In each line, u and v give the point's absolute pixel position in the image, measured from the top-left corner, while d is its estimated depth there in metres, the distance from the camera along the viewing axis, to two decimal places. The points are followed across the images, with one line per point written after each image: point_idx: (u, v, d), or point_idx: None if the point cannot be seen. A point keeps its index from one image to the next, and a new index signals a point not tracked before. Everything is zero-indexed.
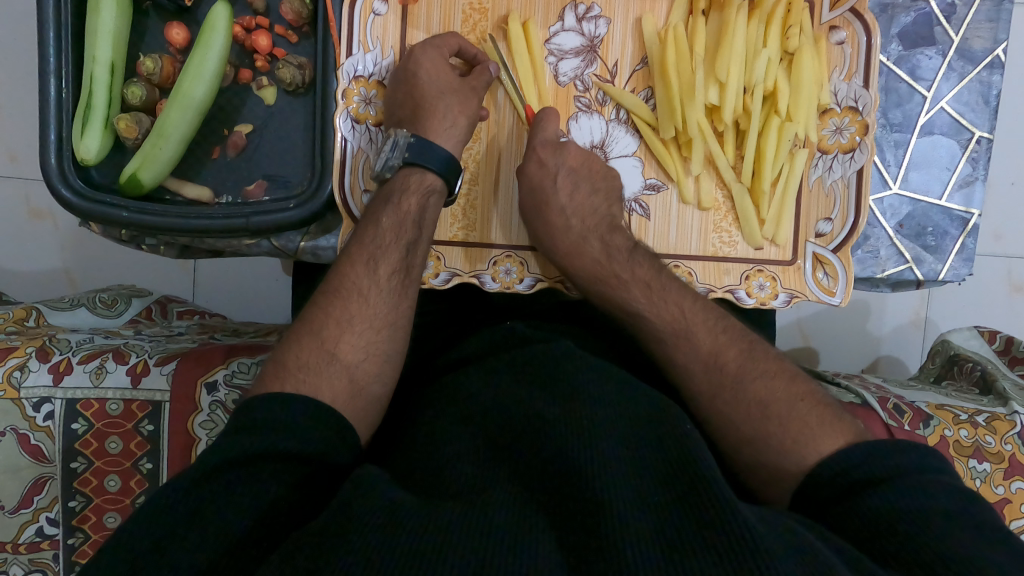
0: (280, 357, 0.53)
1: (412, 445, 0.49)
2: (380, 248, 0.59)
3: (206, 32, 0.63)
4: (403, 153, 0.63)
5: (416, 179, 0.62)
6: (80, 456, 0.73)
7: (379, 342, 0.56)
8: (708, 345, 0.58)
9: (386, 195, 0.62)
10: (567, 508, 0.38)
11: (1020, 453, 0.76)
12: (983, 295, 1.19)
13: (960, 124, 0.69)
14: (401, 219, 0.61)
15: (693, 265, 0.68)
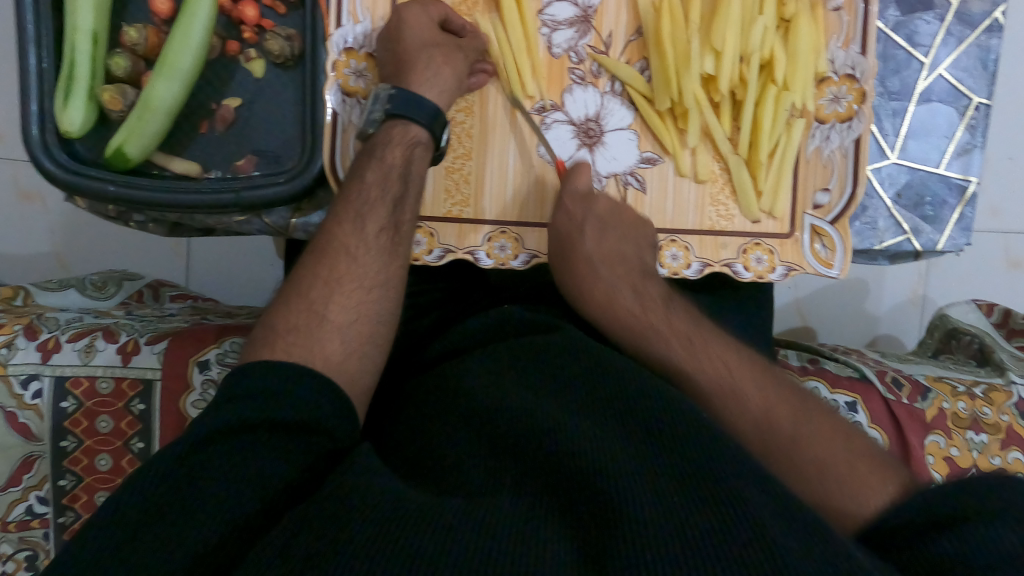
0: (271, 322, 0.54)
1: (417, 428, 0.49)
2: (367, 204, 0.58)
3: (191, 1, 0.62)
4: (385, 105, 0.61)
5: (399, 130, 0.60)
6: (70, 435, 0.72)
7: (370, 302, 0.56)
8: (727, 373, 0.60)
9: (369, 150, 0.60)
10: (570, 493, 0.39)
11: (1016, 423, 0.77)
12: (981, 271, 1.19)
13: (959, 91, 0.68)
14: (385, 176, 0.59)
15: (689, 239, 0.67)
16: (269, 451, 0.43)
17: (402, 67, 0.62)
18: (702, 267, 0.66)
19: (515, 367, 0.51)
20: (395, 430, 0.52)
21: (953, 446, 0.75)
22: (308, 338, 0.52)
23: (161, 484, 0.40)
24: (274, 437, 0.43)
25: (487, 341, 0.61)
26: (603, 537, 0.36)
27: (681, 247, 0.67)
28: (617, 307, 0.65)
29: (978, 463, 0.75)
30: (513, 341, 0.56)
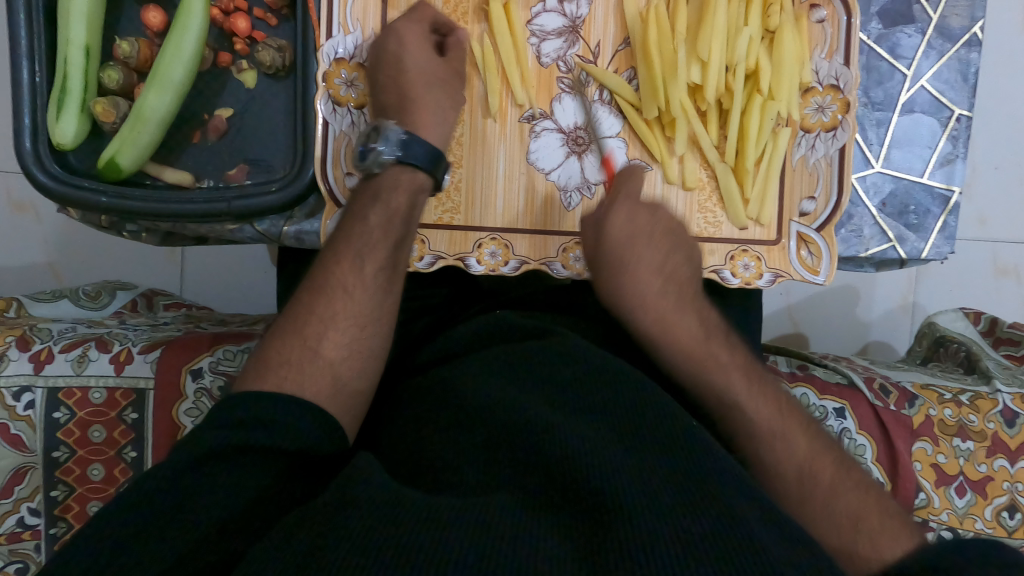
0: (263, 354, 0.53)
1: (407, 433, 0.49)
2: (367, 246, 0.58)
3: (183, 14, 0.63)
4: (396, 150, 0.61)
5: (407, 177, 0.61)
6: (63, 445, 0.72)
7: (364, 339, 0.55)
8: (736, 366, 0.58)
9: (374, 192, 0.60)
10: (568, 494, 0.39)
11: (1002, 432, 0.77)
12: (970, 278, 1.20)
13: (941, 102, 0.69)
14: (389, 215, 0.59)
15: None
16: (254, 464, 0.43)
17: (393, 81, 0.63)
18: None
19: (504, 369, 0.51)
20: (385, 436, 0.52)
21: (939, 453, 0.76)
22: (299, 361, 0.51)
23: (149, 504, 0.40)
24: (262, 451, 0.43)
25: (478, 348, 0.61)
26: (602, 539, 0.36)
27: None
28: (641, 276, 0.62)
29: (964, 470, 0.75)
30: (500, 348, 0.56)
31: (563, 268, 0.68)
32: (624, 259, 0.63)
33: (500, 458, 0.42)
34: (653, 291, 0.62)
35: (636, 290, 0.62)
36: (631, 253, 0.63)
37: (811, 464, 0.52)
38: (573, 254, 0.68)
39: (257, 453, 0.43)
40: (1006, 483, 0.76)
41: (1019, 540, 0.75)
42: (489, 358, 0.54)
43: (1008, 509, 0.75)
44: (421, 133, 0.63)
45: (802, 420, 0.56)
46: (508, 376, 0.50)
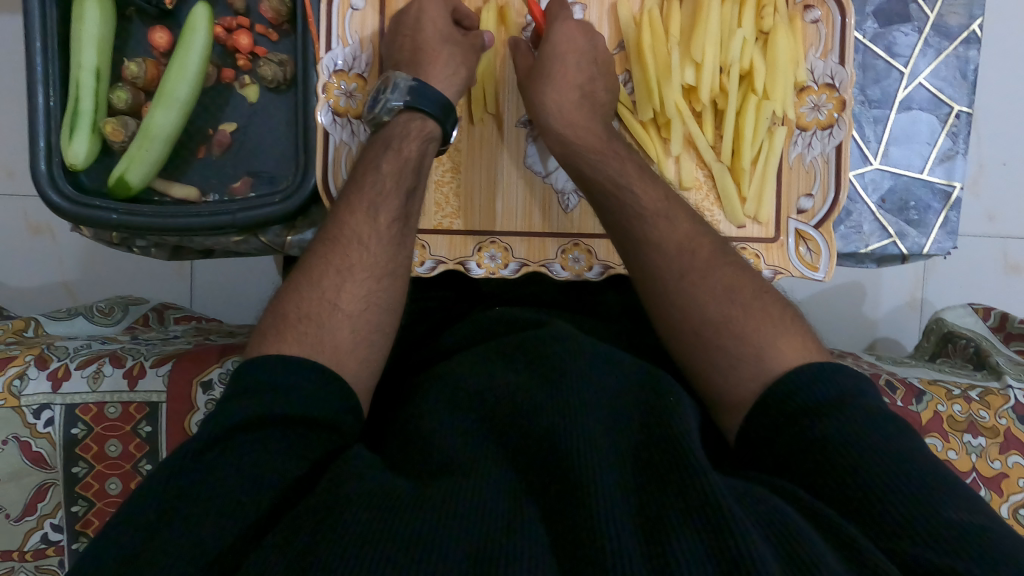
0: (280, 309, 0.52)
1: (398, 426, 0.50)
2: (380, 195, 0.58)
3: (186, 32, 0.64)
4: (404, 95, 0.62)
5: (417, 124, 0.62)
6: (81, 460, 0.74)
7: (380, 292, 0.55)
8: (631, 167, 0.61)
9: (385, 142, 0.61)
10: (553, 481, 0.39)
11: (1014, 427, 0.76)
12: (980, 275, 1.19)
13: (939, 99, 0.69)
14: (401, 165, 0.60)
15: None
16: (270, 442, 0.43)
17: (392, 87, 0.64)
18: None
19: (493, 360, 0.52)
20: (383, 430, 0.54)
21: (950, 449, 0.75)
22: (309, 333, 0.50)
23: (166, 486, 0.40)
24: (273, 428, 0.44)
25: (473, 341, 0.62)
26: (571, 511, 0.37)
27: None
28: (563, 90, 0.63)
29: (977, 467, 0.74)
30: (492, 343, 0.57)
31: (563, 269, 0.68)
32: (552, 72, 0.64)
33: (491, 442, 0.43)
34: (571, 102, 0.64)
35: (558, 99, 0.63)
36: (560, 69, 0.63)
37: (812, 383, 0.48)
38: (572, 255, 0.68)
39: (272, 429, 0.44)
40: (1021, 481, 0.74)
41: None
42: (486, 353, 0.54)
43: None
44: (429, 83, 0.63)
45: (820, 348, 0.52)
46: (501, 366, 0.50)
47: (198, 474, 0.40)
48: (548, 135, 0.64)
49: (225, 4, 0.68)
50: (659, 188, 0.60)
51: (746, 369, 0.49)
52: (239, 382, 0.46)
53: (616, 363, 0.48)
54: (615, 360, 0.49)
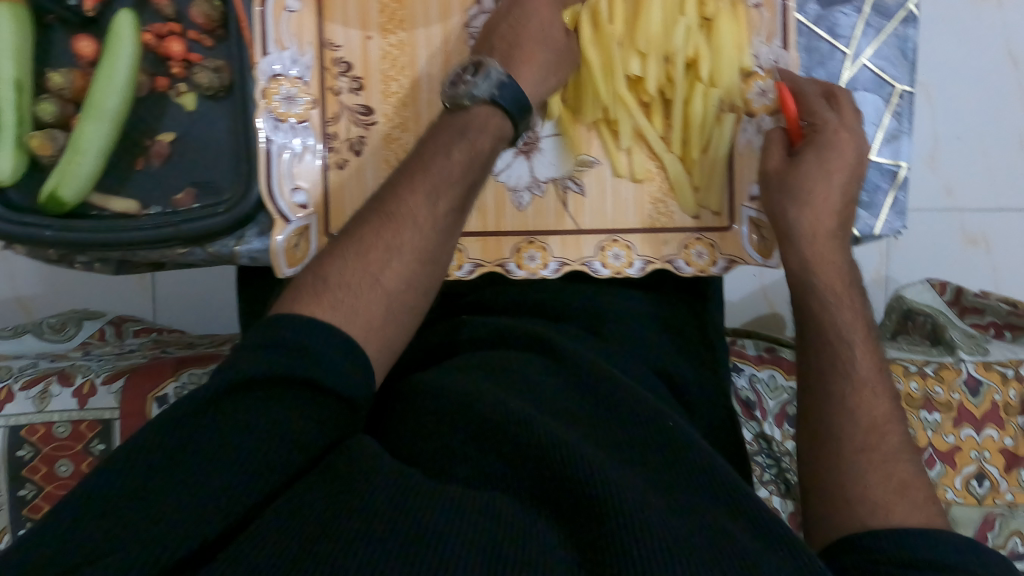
0: (324, 271, 0.54)
1: (400, 426, 0.54)
2: (444, 182, 0.57)
3: (112, 41, 0.62)
4: (493, 89, 0.59)
5: (495, 119, 0.59)
6: (29, 482, 0.74)
7: (421, 276, 0.56)
8: (837, 271, 0.62)
9: (459, 128, 0.58)
10: (572, 507, 0.45)
11: (966, 401, 0.84)
12: (942, 249, 1.21)
13: (882, 79, 0.69)
14: (472, 155, 0.58)
15: (631, 238, 0.66)
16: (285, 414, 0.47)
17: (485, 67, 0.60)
18: (644, 264, 0.66)
19: (507, 378, 0.56)
20: (382, 427, 0.57)
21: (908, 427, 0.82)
22: (345, 302, 0.52)
23: (133, 474, 0.43)
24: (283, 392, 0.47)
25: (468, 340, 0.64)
26: (589, 534, 0.43)
27: (623, 246, 0.66)
28: (822, 212, 0.61)
29: (932, 442, 0.83)
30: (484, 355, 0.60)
31: (518, 268, 0.66)
32: (814, 191, 0.61)
33: (519, 476, 0.47)
34: (827, 226, 0.62)
35: (814, 222, 0.61)
36: (821, 194, 0.61)
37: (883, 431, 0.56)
38: (528, 253, 0.66)
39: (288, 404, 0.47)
40: (971, 452, 0.83)
41: (988, 507, 0.83)
42: (488, 361, 0.59)
43: (977, 477, 0.83)
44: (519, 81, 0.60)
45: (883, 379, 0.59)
46: (539, 405, 0.53)
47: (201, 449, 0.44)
48: (787, 249, 0.63)
49: (152, 10, 0.66)
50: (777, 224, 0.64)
51: (842, 425, 0.56)
52: (246, 356, 0.48)
53: (635, 410, 0.53)
54: (612, 390, 0.55)
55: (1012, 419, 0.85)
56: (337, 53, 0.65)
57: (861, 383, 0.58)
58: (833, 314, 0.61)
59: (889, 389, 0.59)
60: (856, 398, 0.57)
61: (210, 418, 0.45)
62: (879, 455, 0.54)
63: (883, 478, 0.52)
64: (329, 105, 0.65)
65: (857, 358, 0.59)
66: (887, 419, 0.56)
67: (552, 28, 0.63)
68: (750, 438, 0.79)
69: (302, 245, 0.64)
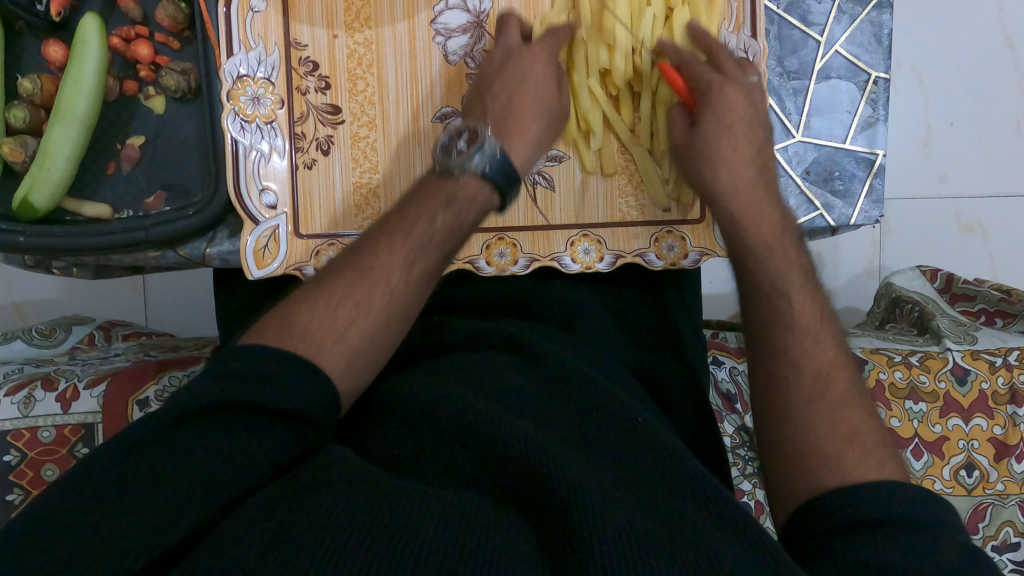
0: (291, 313, 0.50)
1: (371, 430, 0.51)
2: (424, 247, 0.54)
3: (78, 44, 0.62)
4: (487, 163, 0.56)
5: (482, 192, 0.57)
6: (16, 488, 0.74)
7: (391, 326, 0.53)
8: (768, 221, 0.59)
9: (445, 195, 0.56)
10: (547, 510, 0.42)
11: (952, 390, 0.83)
12: (936, 237, 1.19)
13: (857, 66, 0.68)
14: (454, 226, 0.56)
15: (601, 232, 0.66)
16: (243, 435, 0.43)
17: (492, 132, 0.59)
18: (614, 259, 0.66)
19: (488, 385, 0.53)
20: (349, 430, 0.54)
21: (893, 417, 0.82)
22: (308, 343, 0.49)
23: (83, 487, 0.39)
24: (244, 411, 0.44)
25: (447, 342, 0.62)
26: (563, 538, 0.40)
27: (593, 241, 0.66)
28: (738, 167, 0.61)
29: (918, 432, 0.82)
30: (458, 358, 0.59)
31: (488, 265, 0.65)
32: (722, 148, 0.61)
33: (482, 480, 0.45)
34: (748, 180, 0.61)
35: (734, 178, 0.61)
36: (730, 147, 0.61)
37: (833, 367, 0.51)
38: (497, 250, 0.66)
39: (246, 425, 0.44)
40: (961, 442, 0.82)
41: (978, 497, 0.81)
42: (464, 364, 0.57)
43: (965, 467, 0.82)
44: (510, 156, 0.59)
45: (835, 327, 0.55)
46: (514, 407, 0.51)
47: (151, 465, 0.40)
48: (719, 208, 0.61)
49: (120, 13, 0.67)
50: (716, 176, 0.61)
51: (788, 377, 0.51)
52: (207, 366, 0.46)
53: (609, 403, 0.51)
54: (588, 389, 0.53)
55: (1001, 407, 0.83)
56: (304, 52, 0.65)
57: (802, 330, 0.53)
58: (765, 266, 0.57)
59: (838, 339, 0.54)
60: (800, 346, 0.52)
61: (163, 437, 0.41)
62: (828, 405, 0.49)
63: (831, 428, 0.48)
64: (296, 105, 0.65)
65: (794, 305, 0.55)
66: (833, 367, 0.51)
67: (549, 95, 0.62)
68: (731, 432, 0.79)
69: (271, 247, 0.64)
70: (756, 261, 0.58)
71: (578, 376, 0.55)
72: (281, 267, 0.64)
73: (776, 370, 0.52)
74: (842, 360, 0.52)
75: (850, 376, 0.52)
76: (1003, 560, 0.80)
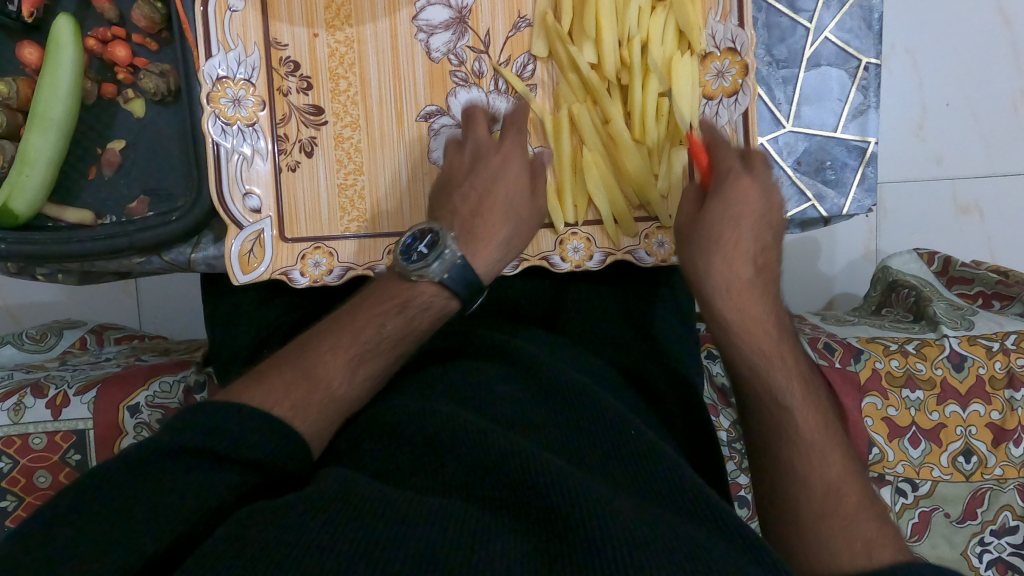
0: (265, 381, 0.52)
1: (359, 437, 0.51)
2: (373, 350, 0.56)
3: (52, 48, 0.61)
4: (444, 271, 0.56)
5: (439, 302, 0.57)
6: (9, 494, 0.75)
7: None
8: (764, 329, 0.58)
9: (400, 301, 0.56)
10: (542, 519, 0.41)
11: (950, 376, 0.83)
12: (933, 219, 1.18)
13: (847, 52, 0.67)
14: (406, 331, 0.57)
15: (591, 230, 0.65)
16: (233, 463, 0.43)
17: (461, 224, 0.60)
18: (603, 258, 0.65)
19: (479, 394, 0.53)
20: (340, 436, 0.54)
21: (890, 406, 0.82)
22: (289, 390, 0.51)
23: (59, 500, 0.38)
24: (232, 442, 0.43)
25: (442, 351, 0.62)
26: (560, 552, 0.39)
27: (583, 239, 0.65)
28: (733, 262, 0.58)
29: (916, 420, 0.82)
30: (445, 365, 0.58)
31: None
32: (723, 239, 0.59)
33: (475, 487, 0.44)
34: (744, 280, 0.58)
35: (729, 277, 0.58)
36: (732, 241, 0.59)
37: (842, 480, 0.52)
38: None
39: (231, 452, 0.44)
40: (959, 428, 0.82)
41: (977, 483, 0.81)
42: (454, 371, 0.57)
43: (964, 454, 0.81)
44: (473, 263, 0.58)
45: (841, 438, 0.55)
46: (504, 415, 0.50)
47: None
48: (715, 309, 0.59)
49: (96, 14, 0.65)
50: (718, 276, 0.58)
51: (797, 493, 0.52)
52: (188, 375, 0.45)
53: (599, 408, 0.51)
54: (580, 394, 0.53)
55: (999, 393, 0.82)
56: (285, 52, 0.64)
57: (808, 448, 0.54)
58: (766, 380, 0.57)
59: (844, 450, 0.54)
60: (807, 463, 0.53)
61: None
62: (839, 520, 0.49)
63: (845, 543, 0.48)
64: (278, 106, 0.64)
65: (798, 420, 0.55)
66: (842, 480, 0.52)
67: (518, 195, 0.61)
68: (727, 425, 0.79)
69: (256, 252, 0.63)
70: (758, 372, 0.57)
71: (570, 381, 0.55)
72: (267, 271, 0.63)
73: (788, 488, 0.53)
74: (852, 472, 0.53)
75: (858, 487, 0.52)
76: (1002, 545, 0.81)
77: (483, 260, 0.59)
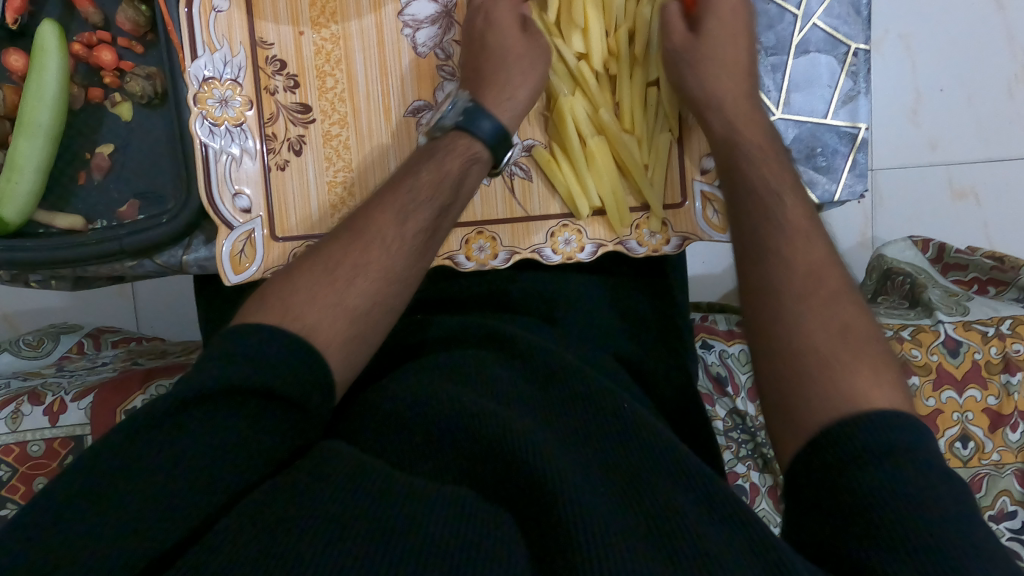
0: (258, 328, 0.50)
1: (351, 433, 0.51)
2: (414, 202, 0.54)
3: (36, 52, 0.61)
4: (458, 113, 0.60)
5: (463, 143, 0.58)
6: (9, 501, 0.74)
7: None
8: (759, 132, 0.58)
9: (429, 153, 0.58)
10: (533, 517, 0.41)
11: (945, 362, 0.82)
12: (929, 205, 1.18)
13: (836, 38, 0.66)
14: (439, 179, 0.56)
15: (497, 230, 0.65)
16: None
17: (477, 84, 0.61)
18: (594, 249, 0.65)
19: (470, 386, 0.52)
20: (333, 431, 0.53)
21: None
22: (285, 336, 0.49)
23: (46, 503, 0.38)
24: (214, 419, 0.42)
25: (434, 346, 0.61)
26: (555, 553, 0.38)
27: (573, 231, 0.65)
28: (734, 78, 0.60)
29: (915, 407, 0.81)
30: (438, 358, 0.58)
31: (467, 260, 0.65)
32: (726, 57, 0.61)
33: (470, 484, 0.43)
34: (744, 92, 0.60)
35: (731, 90, 0.60)
36: (731, 58, 0.61)
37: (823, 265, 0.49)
38: (476, 244, 0.65)
39: None
40: (956, 414, 0.82)
41: (975, 468, 0.82)
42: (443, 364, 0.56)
43: (960, 440, 0.82)
44: (495, 112, 0.60)
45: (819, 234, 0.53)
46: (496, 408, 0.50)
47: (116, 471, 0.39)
48: (711, 113, 0.60)
49: (81, 19, 0.65)
50: (722, 83, 0.60)
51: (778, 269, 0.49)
52: None
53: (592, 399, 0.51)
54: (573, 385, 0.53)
55: (994, 377, 0.82)
56: (271, 51, 0.64)
57: (794, 229, 0.51)
58: (754, 170, 0.56)
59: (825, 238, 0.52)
60: (791, 244, 0.50)
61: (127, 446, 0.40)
62: (819, 301, 0.47)
63: (824, 321, 0.46)
64: (265, 105, 0.64)
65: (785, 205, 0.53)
66: (823, 265, 0.49)
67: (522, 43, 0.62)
68: (723, 415, 0.79)
69: (247, 251, 0.63)
70: (760, 200, 0.54)
71: (562, 371, 0.54)
72: (258, 271, 0.63)
73: (772, 269, 0.50)
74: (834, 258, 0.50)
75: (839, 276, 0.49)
76: (1000, 529, 0.81)
77: (508, 108, 0.61)
